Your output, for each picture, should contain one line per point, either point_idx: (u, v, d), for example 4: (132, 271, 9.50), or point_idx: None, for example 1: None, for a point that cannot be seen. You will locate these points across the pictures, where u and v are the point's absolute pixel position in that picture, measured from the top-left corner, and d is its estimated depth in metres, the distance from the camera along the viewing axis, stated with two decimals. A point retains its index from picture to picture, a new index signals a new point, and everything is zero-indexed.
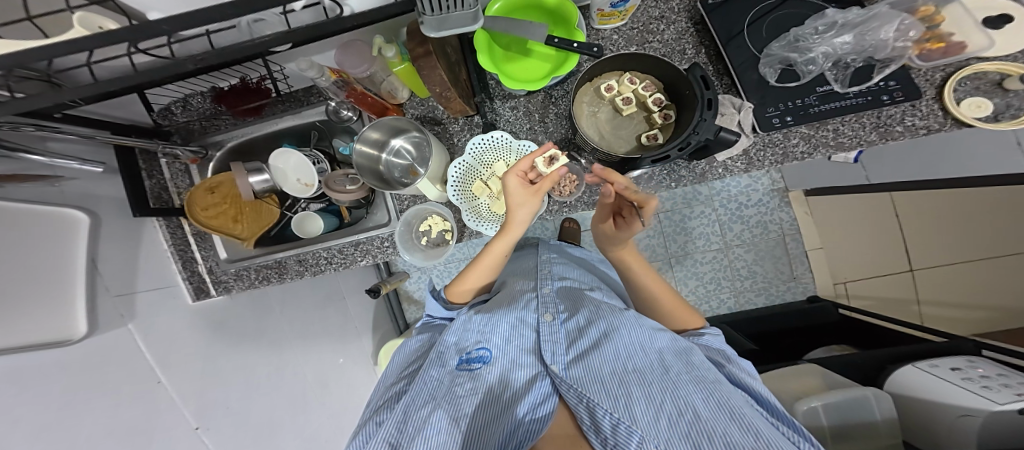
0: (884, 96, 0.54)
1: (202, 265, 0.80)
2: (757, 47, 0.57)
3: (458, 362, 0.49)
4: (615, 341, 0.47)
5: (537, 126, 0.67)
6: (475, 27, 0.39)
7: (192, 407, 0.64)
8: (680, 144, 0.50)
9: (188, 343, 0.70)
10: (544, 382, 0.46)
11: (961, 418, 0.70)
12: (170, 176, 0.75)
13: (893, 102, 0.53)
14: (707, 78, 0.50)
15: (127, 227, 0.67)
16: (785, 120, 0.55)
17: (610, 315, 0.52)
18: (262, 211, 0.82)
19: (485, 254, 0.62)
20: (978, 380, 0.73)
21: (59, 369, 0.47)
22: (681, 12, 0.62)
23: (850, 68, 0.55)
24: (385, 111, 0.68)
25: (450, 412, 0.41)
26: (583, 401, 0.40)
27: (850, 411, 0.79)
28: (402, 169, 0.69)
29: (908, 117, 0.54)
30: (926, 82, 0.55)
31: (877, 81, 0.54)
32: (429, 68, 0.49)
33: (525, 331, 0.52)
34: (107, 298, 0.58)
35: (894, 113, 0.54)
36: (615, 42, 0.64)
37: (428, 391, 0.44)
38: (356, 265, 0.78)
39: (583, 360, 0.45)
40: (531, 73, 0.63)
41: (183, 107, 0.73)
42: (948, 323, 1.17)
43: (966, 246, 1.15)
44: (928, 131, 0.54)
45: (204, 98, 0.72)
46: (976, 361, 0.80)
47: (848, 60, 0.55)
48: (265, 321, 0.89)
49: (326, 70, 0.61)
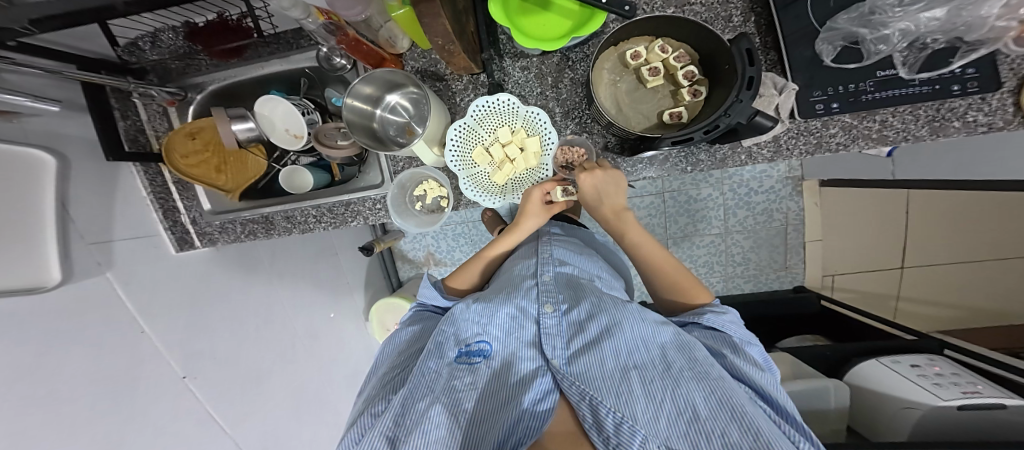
0: (954, 86, 0.46)
1: (185, 215, 0.78)
2: (818, 17, 0.48)
3: (456, 355, 0.48)
4: (619, 335, 0.46)
5: (548, 92, 0.61)
6: None
7: (178, 355, 0.65)
8: (706, 126, 0.45)
9: (172, 293, 0.69)
10: (545, 378, 0.44)
11: (905, 410, 0.73)
12: (146, 118, 0.70)
13: (962, 94, 0.46)
14: (754, 51, 0.42)
15: (101, 173, 0.63)
16: (830, 107, 0.49)
17: (612, 307, 0.50)
18: (247, 163, 0.75)
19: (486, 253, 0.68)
20: (932, 377, 0.75)
21: (33, 316, 0.45)
22: None
23: (926, 50, 0.45)
24: (382, 63, 0.61)
25: (448, 407, 0.40)
26: (586, 399, 0.39)
27: (807, 400, 0.81)
28: (398, 127, 0.64)
29: (971, 112, 0.47)
30: (1009, 72, 0.45)
31: (953, 68, 0.45)
32: (431, 16, 0.40)
33: (525, 323, 0.51)
34: (80, 246, 0.55)
35: (957, 106, 0.47)
36: (650, 0, 0.55)
37: (426, 383, 0.43)
38: (346, 226, 0.76)
39: (584, 355, 0.45)
40: (548, 30, 0.55)
41: (153, 44, 0.68)
42: (917, 319, 1.20)
43: (957, 248, 1.12)
44: (987, 129, 0.48)
45: (176, 34, 0.67)
46: (936, 359, 0.81)
47: (927, 40, 0.44)
48: (255, 273, 0.89)
49: (313, 11, 0.53)
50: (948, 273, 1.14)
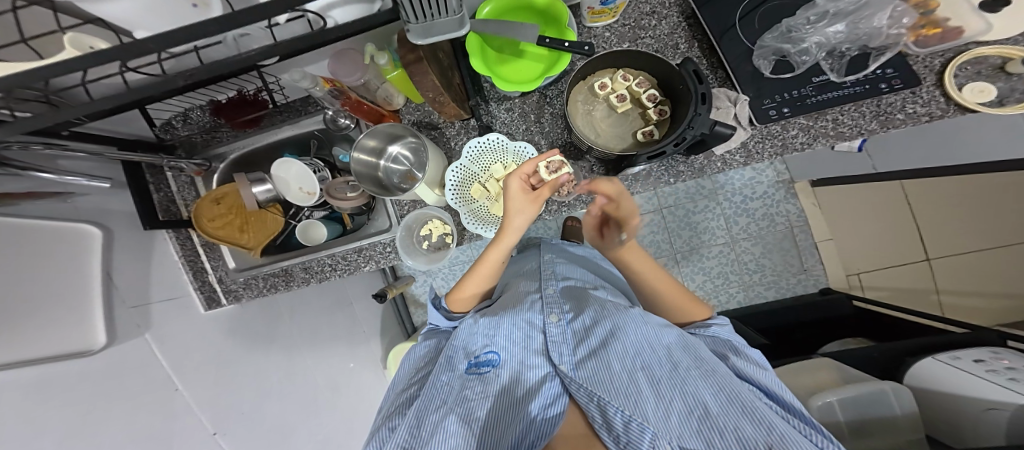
0: (881, 84, 0.50)
1: (211, 275, 0.82)
2: (750, 39, 0.55)
3: (466, 366, 0.49)
4: (624, 339, 0.47)
5: (532, 127, 0.67)
6: (462, 32, 0.38)
7: (208, 414, 0.65)
8: (675, 139, 0.49)
9: (199, 350, 0.70)
10: (553, 382, 0.46)
11: (988, 412, 0.63)
12: (175, 189, 0.76)
13: (892, 90, 0.50)
14: (700, 71, 0.48)
15: (139, 241, 0.69)
16: (782, 112, 0.52)
17: (615, 314, 0.52)
18: (266, 221, 0.81)
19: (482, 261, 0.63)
20: (1004, 372, 0.65)
21: (83, 377, 0.49)
22: (672, 7, 0.60)
23: (846, 57, 0.52)
24: (381, 118, 0.68)
25: (461, 415, 0.41)
26: (594, 400, 0.40)
27: (866, 407, 0.69)
28: (401, 175, 0.69)
29: (909, 105, 0.51)
30: (926, 69, 0.51)
31: (873, 70, 0.50)
32: (421, 74, 0.47)
33: (532, 333, 0.52)
34: (122, 309, 0.59)
35: (893, 100, 0.51)
36: (607, 40, 0.62)
37: (439, 396, 0.45)
38: (359, 271, 0.77)
39: (591, 360, 0.46)
40: (524, 74, 0.62)
41: (184, 121, 0.76)
42: (967, 313, 1.11)
43: (977, 232, 1.08)
44: (930, 119, 0.50)
45: (203, 111, 0.75)
46: (1001, 352, 0.71)
47: (843, 49, 0.52)
48: (276, 328, 0.91)
49: (319, 80, 0.60)
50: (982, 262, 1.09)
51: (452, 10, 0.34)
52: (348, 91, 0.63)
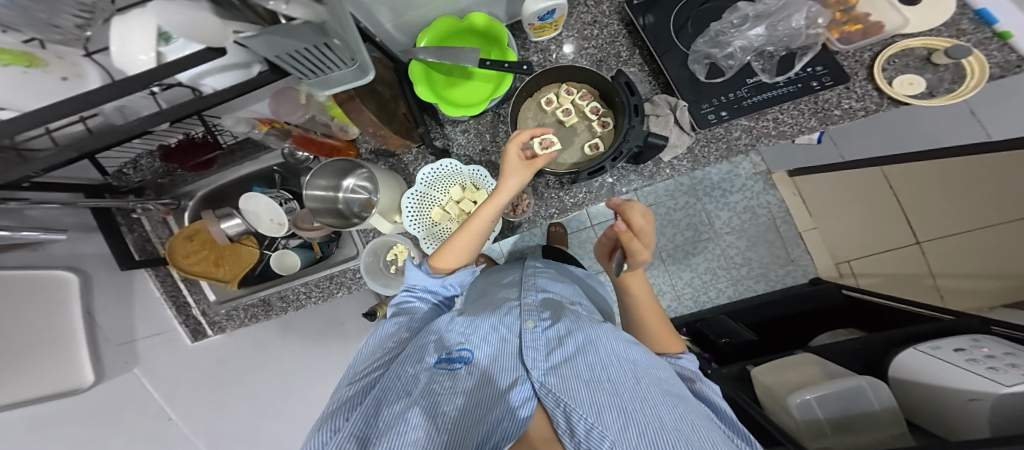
0: (813, 82, 0.51)
1: (195, 308, 0.82)
2: (683, 43, 0.55)
3: (436, 360, 0.48)
4: (593, 352, 0.48)
5: (489, 147, 0.67)
6: (367, 75, 0.38)
7: (204, 438, 0.69)
8: (612, 154, 0.49)
9: (188, 380, 0.73)
10: (525, 386, 0.45)
11: (970, 404, 0.57)
12: (150, 228, 0.79)
13: (824, 88, 0.50)
14: (631, 83, 0.49)
15: (118, 281, 0.71)
16: (721, 115, 0.53)
17: (587, 325, 0.53)
18: (240, 254, 0.82)
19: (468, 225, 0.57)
20: (983, 361, 0.60)
21: (72, 414, 0.52)
22: (612, 15, 0.60)
23: (775, 57, 0.52)
24: (335, 150, 0.67)
25: (424, 410, 0.40)
26: (561, 406, 0.41)
27: (846, 404, 0.68)
28: (361, 204, 0.66)
29: (844, 100, 0.51)
30: (856, 64, 0.52)
31: (801, 69, 0.51)
32: (357, 112, 0.48)
33: (508, 337, 0.52)
34: (109, 347, 0.63)
35: (829, 97, 0.51)
36: (544, 56, 0.63)
37: (402, 389, 0.44)
38: (333, 298, 0.78)
39: (562, 367, 0.46)
40: (475, 95, 0.63)
41: (135, 168, 0.73)
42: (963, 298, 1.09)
43: (959, 213, 1.08)
44: (865, 113, 0.51)
45: (153, 157, 0.72)
46: (981, 340, 0.67)
47: (768, 50, 0.53)
48: (265, 353, 0.88)
49: (255, 123, 0.61)
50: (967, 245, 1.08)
51: (347, 63, 0.35)
52: (291, 129, 0.63)
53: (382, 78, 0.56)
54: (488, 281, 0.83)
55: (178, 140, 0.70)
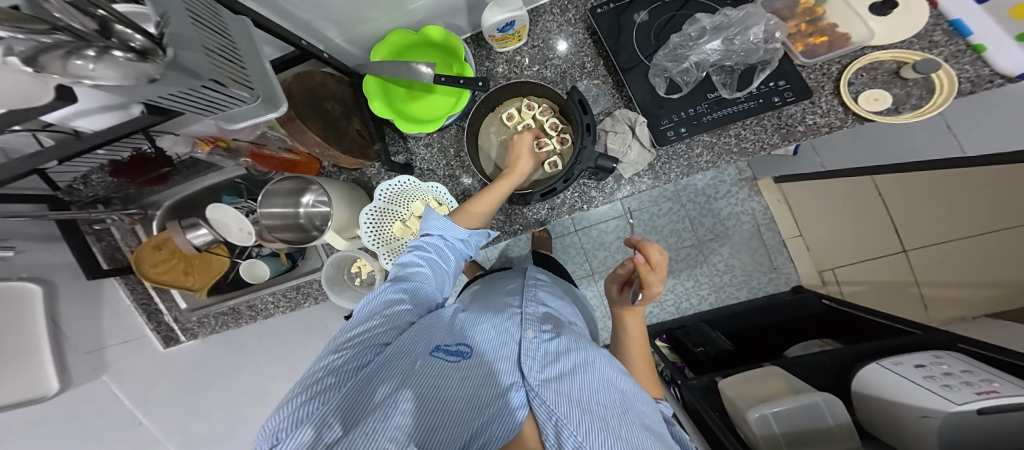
0: (774, 98, 0.48)
1: (167, 315, 0.82)
2: (645, 53, 0.54)
3: (432, 349, 0.47)
4: (592, 371, 0.47)
5: (452, 162, 0.66)
6: (275, 112, 0.42)
7: (177, 440, 0.70)
8: (563, 176, 0.50)
9: (162, 385, 0.72)
10: (519, 393, 0.43)
11: (923, 420, 0.58)
12: (120, 237, 0.78)
13: (785, 104, 0.48)
14: (584, 101, 0.48)
15: (85, 290, 0.70)
16: (680, 132, 0.51)
17: (586, 346, 0.52)
18: (210, 263, 0.82)
19: (494, 188, 0.56)
20: (942, 379, 0.60)
21: (33, 424, 0.51)
22: (578, 23, 0.58)
23: (735, 72, 0.50)
24: (292, 165, 0.66)
25: (418, 397, 0.39)
26: (554, 422, 0.39)
27: (800, 419, 0.69)
28: (323, 218, 0.65)
29: (808, 116, 0.49)
30: (824, 77, 0.49)
31: (761, 84, 0.49)
32: (298, 132, 0.48)
33: (507, 342, 0.51)
34: (75, 355, 0.62)
35: (794, 112, 0.49)
36: (500, 75, 0.61)
37: (395, 370, 0.42)
38: (300, 308, 0.78)
39: (560, 381, 0.44)
40: (438, 109, 0.62)
41: (84, 184, 0.66)
42: (950, 307, 1.07)
43: (950, 223, 1.04)
44: (829, 129, 0.49)
45: (100, 174, 0.65)
46: (943, 356, 0.67)
47: (728, 65, 0.51)
48: (242, 357, 0.87)
49: (196, 141, 0.57)
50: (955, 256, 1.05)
51: (247, 99, 0.38)
52: (240, 146, 0.60)
53: (333, 94, 0.56)
54: (485, 286, 0.82)
55: (126, 158, 0.64)
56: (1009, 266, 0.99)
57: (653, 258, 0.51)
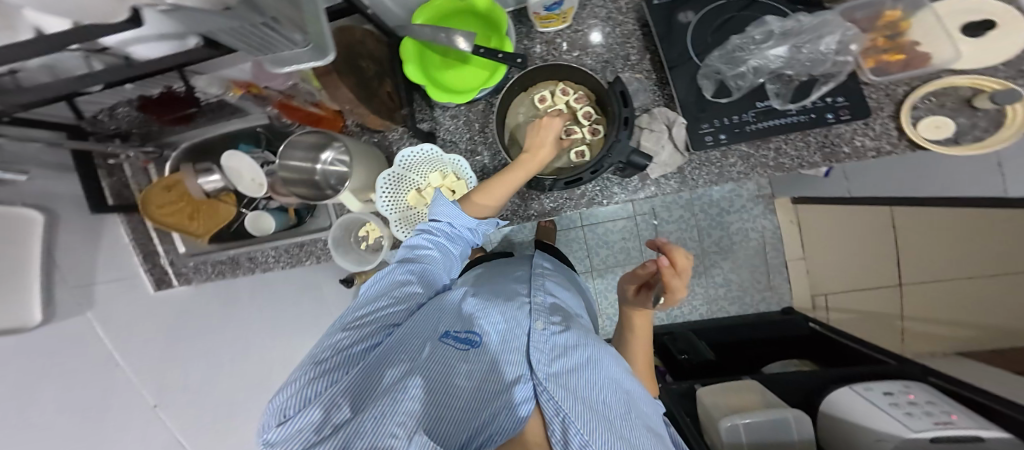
0: (828, 114, 0.47)
1: (163, 257, 0.82)
2: (698, 52, 0.51)
3: (443, 334, 0.48)
4: (599, 369, 0.47)
5: (476, 137, 0.65)
6: (319, 63, 0.38)
7: (149, 387, 0.64)
8: (592, 167, 0.48)
9: (148, 325, 0.70)
10: (525, 386, 0.44)
11: (878, 443, 0.66)
12: (130, 174, 0.77)
13: (838, 121, 0.46)
14: (626, 93, 0.46)
15: (87, 224, 0.67)
16: (719, 139, 0.49)
17: (596, 342, 0.52)
18: (217, 210, 0.80)
19: (513, 168, 0.53)
20: (904, 407, 0.69)
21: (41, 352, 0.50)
22: (628, 13, 0.56)
23: (794, 82, 0.48)
24: (317, 120, 0.64)
25: (427, 380, 0.40)
26: (560, 416, 0.40)
27: (767, 433, 0.72)
28: (338, 177, 0.64)
29: (857, 137, 0.48)
30: (886, 97, 0.48)
31: (819, 98, 0.47)
32: (334, 87, 0.46)
33: (516, 332, 0.52)
34: (64, 288, 0.58)
35: (842, 132, 0.48)
36: (549, 52, 0.59)
37: (406, 352, 0.43)
38: (301, 265, 0.77)
39: (566, 376, 0.45)
40: (470, 81, 0.61)
41: (113, 115, 0.72)
42: (927, 341, 1.11)
43: (954, 262, 1.05)
44: (878, 153, 0.48)
45: (129, 108, 0.71)
46: (911, 387, 0.75)
47: (788, 73, 0.48)
48: (236, 307, 0.89)
49: (230, 85, 0.62)
50: (954, 293, 1.06)
51: (299, 43, 0.34)
52: (270, 94, 0.62)
53: (370, 53, 0.55)
54: (491, 270, 0.83)
55: (156, 94, 0.68)
56: (995, 310, 1.02)
57: (679, 260, 0.49)
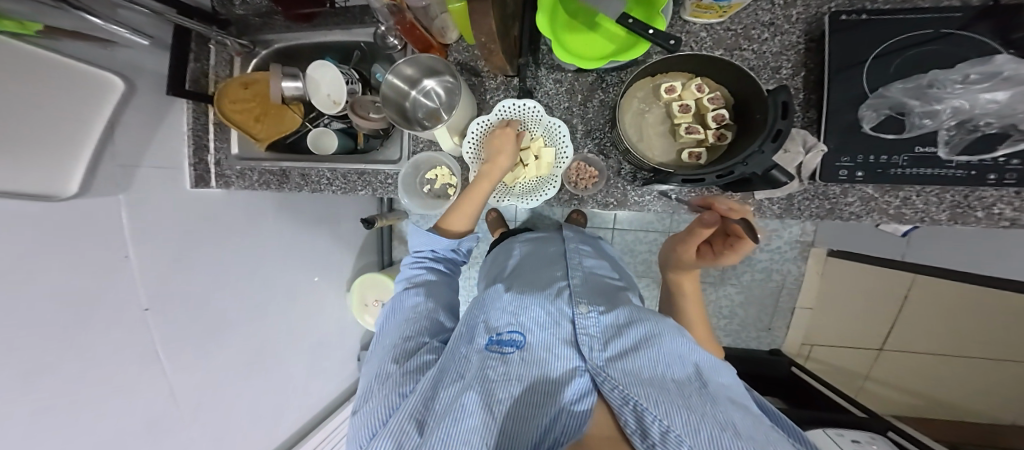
0: (990, 175, 0.44)
1: (211, 155, 0.75)
2: (873, 84, 0.48)
3: (487, 343, 0.50)
4: (659, 344, 0.47)
5: (575, 108, 0.62)
6: None
7: (150, 287, 0.59)
8: (722, 171, 0.45)
9: (171, 226, 0.64)
10: (582, 378, 0.45)
11: None
12: (213, 63, 0.73)
13: (996, 184, 0.44)
14: (789, 105, 0.40)
15: (156, 106, 0.63)
16: (854, 176, 0.48)
17: (652, 318, 0.51)
18: (284, 117, 0.76)
19: (471, 191, 0.58)
20: None
21: (42, 222, 0.44)
22: (797, 23, 0.53)
23: (976, 132, 0.44)
24: (428, 49, 0.62)
25: (483, 393, 0.41)
26: (629, 404, 0.39)
27: None
28: (428, 111, 0.64)
29: (999, 204, 0.47)
30: None
31: (993, 157, 0.43)
32: (482, 15, 0.41)
33: (561, 322, 0.53)
34: (109, 165, 0.54)
35: (986, 195, 0.47)
36: (701, 40, 0.56)
37: (455, 369, 0.45)
38: (353, 194, 0.73)
39: (621, 360, 0.45)
40: (589, 49, 0.56)
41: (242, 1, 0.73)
42: (879, 400, 1.22)
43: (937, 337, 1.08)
44: (1011, 224, 0.47)
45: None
46: (876, 439, 0.85)
47: (979, 123, 0.44)
48: (256, 224, 0.84)
49: None
50: (931, 366, 1.11)
51: None
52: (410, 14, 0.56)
53: None
54: (534, 243, 0.81)
55: None
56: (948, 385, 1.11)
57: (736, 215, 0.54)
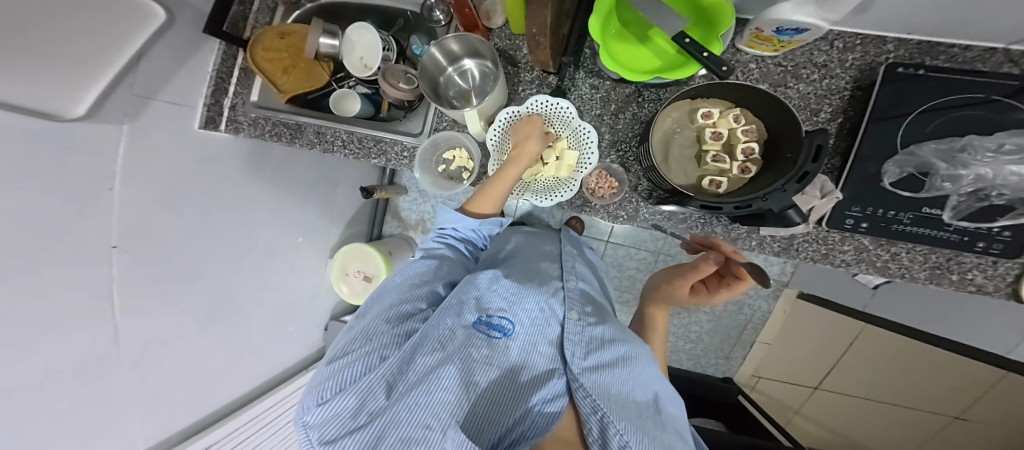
0: (977, 242, 0.47)
1: (229, 99, 0.73)
2: (906, 139, 0.49)
3: (474, 321, 0.50)
4: (631, 368, 0.49)
5: (605, 116, 0.62)
6: None
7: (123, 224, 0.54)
8: (739, 203, 0.47)
9: (172, 162, 0.62)
10: (559, 380, 0.46)
11: None
12: (255, 8, 0.74)
13: (982, 252, 0.47)
14: (823, 149, 0.42)
15: (188, 42, 0.64)
16: (857, 226, 0.52)
17: (630, 340, 0.54)
18: (312, 72, 0.74)
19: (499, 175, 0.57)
20: None
21: (45, 140, 0.43)
22: (850, 69, 0.55)
23: (983, 202, 0.46)
24: (473, 28, 0.63)
25: (460, 370, 0.42)
26: (597, 413, 0.40)
27: None
28: (458, 91, 0.63)
29: (974, 271, 0.50)
30: None
31: (989, 226, 0.46)
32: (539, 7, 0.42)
33: (550, 321, 0.53)
34: (124, 92, 0.53)
35: (965, 261, 0.51)
36: (748, 70, 0.59)
37: (439, 340, 0.45)
38: (365, 161, 0.70)
39: (598, 371, 0.46)
40: (637, 62, 0.56)
41: None
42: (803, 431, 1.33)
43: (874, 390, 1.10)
44: (979, 290, 0.51)
45: None
46: None
47: (990, 193, 0.46)
48: (253, 175, 0.80)
49: None
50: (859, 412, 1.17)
51: None
52: None
53: None
54: (530, 236, 0.80)
55: None
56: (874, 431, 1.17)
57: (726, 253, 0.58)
